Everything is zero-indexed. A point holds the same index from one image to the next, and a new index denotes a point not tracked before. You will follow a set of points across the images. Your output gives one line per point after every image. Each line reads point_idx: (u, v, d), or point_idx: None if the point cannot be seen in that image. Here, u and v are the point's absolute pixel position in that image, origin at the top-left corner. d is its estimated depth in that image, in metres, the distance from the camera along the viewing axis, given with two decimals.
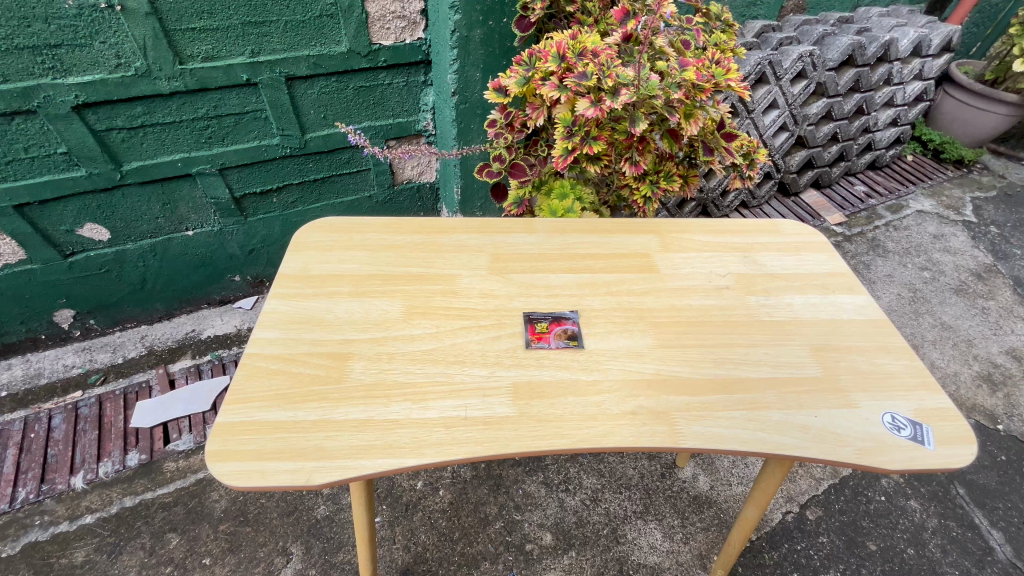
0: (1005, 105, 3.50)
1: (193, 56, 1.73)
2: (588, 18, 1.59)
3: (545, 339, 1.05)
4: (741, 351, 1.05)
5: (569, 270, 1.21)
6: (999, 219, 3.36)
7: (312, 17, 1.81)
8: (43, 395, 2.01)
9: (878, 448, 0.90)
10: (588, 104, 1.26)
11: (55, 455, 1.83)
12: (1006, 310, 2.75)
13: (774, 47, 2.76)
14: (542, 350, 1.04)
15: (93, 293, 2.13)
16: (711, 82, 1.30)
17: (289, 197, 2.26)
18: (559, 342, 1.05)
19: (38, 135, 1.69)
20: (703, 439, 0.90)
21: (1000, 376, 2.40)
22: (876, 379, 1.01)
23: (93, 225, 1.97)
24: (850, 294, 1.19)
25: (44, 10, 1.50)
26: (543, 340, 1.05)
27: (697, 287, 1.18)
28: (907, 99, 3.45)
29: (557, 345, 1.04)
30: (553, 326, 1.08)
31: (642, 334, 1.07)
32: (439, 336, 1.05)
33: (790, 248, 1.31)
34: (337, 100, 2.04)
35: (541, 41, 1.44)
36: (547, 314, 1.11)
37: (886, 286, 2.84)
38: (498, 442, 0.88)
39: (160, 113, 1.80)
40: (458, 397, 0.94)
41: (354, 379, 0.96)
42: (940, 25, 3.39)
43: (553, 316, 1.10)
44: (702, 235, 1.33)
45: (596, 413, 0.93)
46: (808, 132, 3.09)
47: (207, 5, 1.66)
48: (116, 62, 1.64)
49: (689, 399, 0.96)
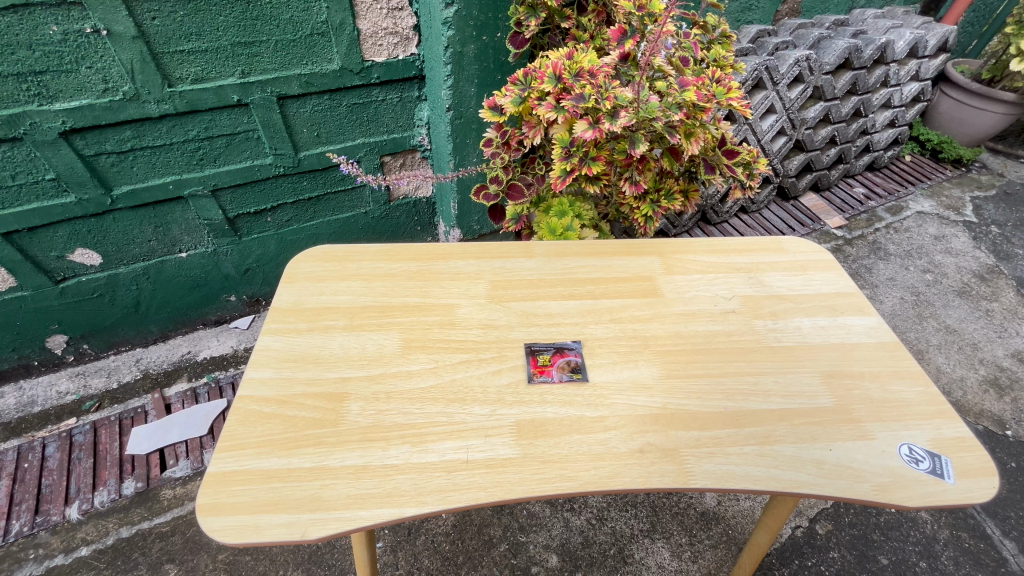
0: (1003, 104, 3.47)
1: (182, 78, 1.69)
2: (583, 34, 1.57)
3: (546, 373, 1.02)
4: (750, 380, 1.02)
5: (570, 296, 1.18)
6: (1000, 219, 3.34)
7: (303, 36, 1.77)
8: (36, 423, 1.97)
9: (896, 484, 0.87)
10: (587, 126, 1.22)
11: (50, 485, 1.79)
12: (1010, 312, 2.73)
13: (770, 53, 2.74)
14: (547, 383, 1.00)
15: (87, 318, 2.09)
16: (711, 101, 1.25)
17: (283, 215, 2.22)
18: (559, 377, 1.01)
19: (26, 162, 1.65)
20: (714, 478, 0.86)
21: (1007, 380, 2.38)
22: (891, 408, 0.98)
23: (84, 250, 1.93)
24: (861, 316, 1.15)
25: (28, 36, 1.46)
26: (545, 373, 1.02)
27: (702, 312, 1.15)
28: (904, 100, 3.43)
29: (559, 379, 1.01)
30: (555, 357, 1.05)
31: (647, 364, 1.04)
32: (438, 372, 1.01)
33: (797, 267, 1.27)
34: (330, 118, 2.01)
35: (537, 59, 1.41)
36: (548, 344, 1.07)
37: (888, 290, 2.82)
38: (500, 487, 0.84)
39: (150, 136, 1.77)
40: (459, 439, 0.90)
41: (350, 423, 0.92)
42: (936, 26, 3.38)
43: (554, 347, 1.07)
44: (705, 255, 1.30)
45: (602, 452, 0.89)
46: (805, 137, 3.07)
47: (195, 27, 1.62)
48: (103, 86, 1.61)
49: (699, 435, 0.92)
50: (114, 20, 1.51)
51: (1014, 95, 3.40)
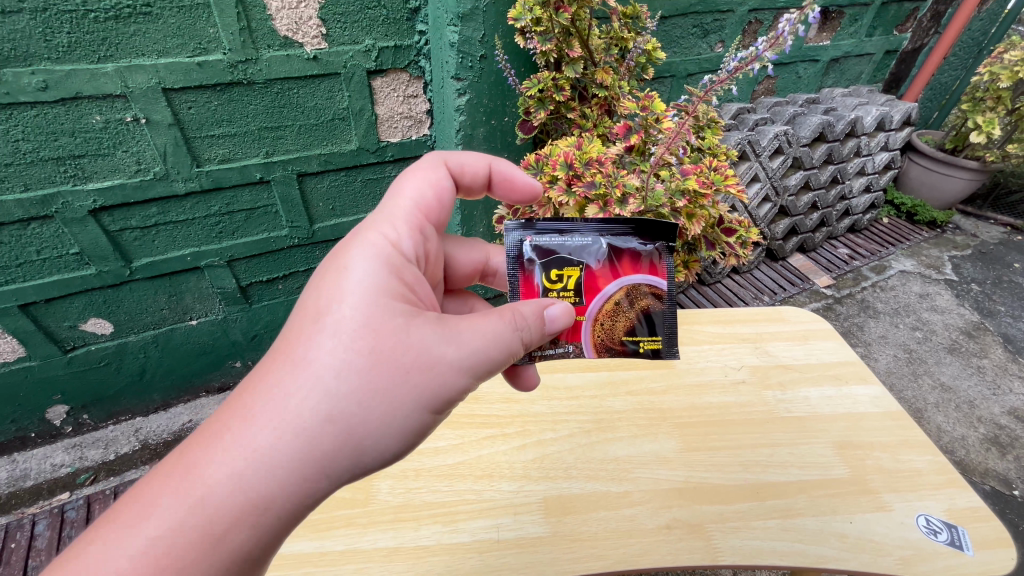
0: (968, 171, 3.71)
1: (210, 159, 1.73)
2: (587, 122, 1.72)
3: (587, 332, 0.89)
4: (766, 452, 1.05)
5: (587, 369, 1.23)
6: (979, 277, 3.50)
7: (325, 121, 1.84)
8: (27, 499, 1.91)
9: (918, 557, 0.89)
10: (597, 210, 1.33)
11: (38, 567, 1.71)
12: (1001, 368, 2.81)
13: (751, 128, 2.95)
14: (570, 354, 0.92)
15: (91, 387, 2.08)
16: (709, 188, 1.40)
17: (295, 282, 2.28)
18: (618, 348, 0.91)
19: (52, 238, 1.67)
20: (742, 554, 0.88)
21: (1007, 439, 2.42)
22: (904, 478, 1.01)
23: (96, 320, 1.92)
24: (864, 385, 1.21)
25: (72, 125, 1.50)
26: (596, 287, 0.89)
27: (714, 383, 1.20)
28: (877, 167, 3.66)
29: (599, 305, 0.89)
30: (620, 281, 0.89)
31: (667, 437, 1.07)
32: (464, 448, 1.04)
33: (798, 337, 1.34)
34: (346, 192, 2.08)
35: (547, 146, 1.53)
36: (611, 228, 0.89)
37: (881, 348, 2.90)
38: (534, 568, 0.85)
39: (174, 212, 1.80)
40: (489, 517, 0.92)
41: (380, 502, 0.94)
42: (898, 103, 3.64)
43: (625, 236, 0.89)
44: (711, 325, 1.36)
45: (630, 528, 0.91)
46: (789, 203, 3.26)
47: (227, 114, 1.67)
48: (136, 168, 1.65)
49: (723, 509, 0.95)
50: (153, 110, 1.55)
51: (977, 163, 3.64)
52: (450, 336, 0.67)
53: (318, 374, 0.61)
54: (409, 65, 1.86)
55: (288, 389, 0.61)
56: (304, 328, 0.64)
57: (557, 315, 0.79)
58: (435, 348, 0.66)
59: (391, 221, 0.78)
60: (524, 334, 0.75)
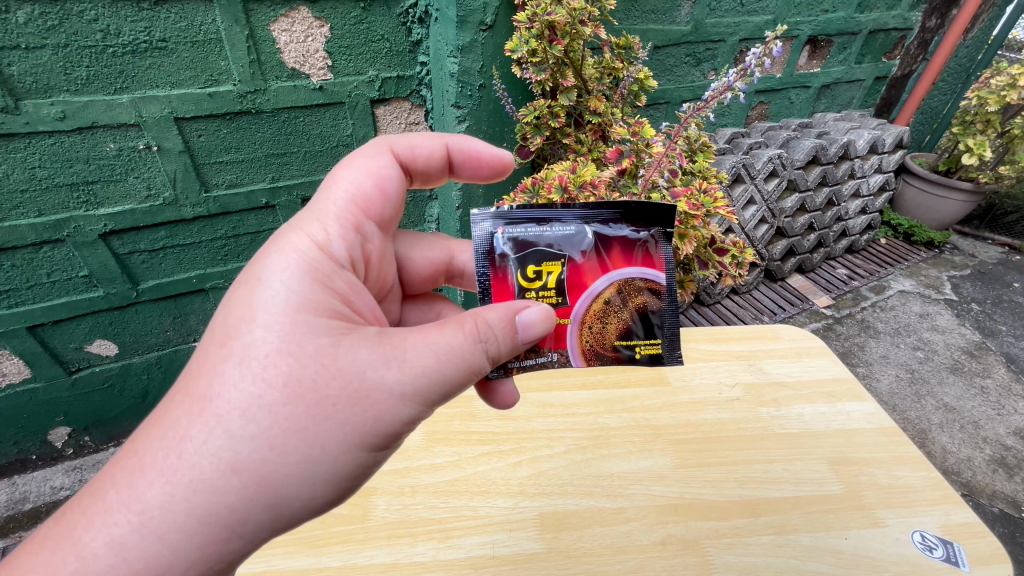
0: (962, 192, 3.75)
1: (217, 184, 1.79)
2: (582, 148, 1.77)
3: (573, 334, 0.89)
4: (761, 468, 1.06)
5: (583, 386, 1.24)
6: (978, 296, 3.52)
7: (329, 147, 1.90)
8: (26, 522, 1.92)
9: (914, 573, 0.89)
10: None
11: None
12: (1004, 388, 2.80)
13: (745, 151, 3.02)
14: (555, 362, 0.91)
15: (93, 409, 2.09)
16: (699, 210, 1.45)
17: None
18: (606, 351, 0.90)
19: (62, 262, 1.71)
20: (737, 570, 0.88)
21: (1014, 460, 2.40)
22: (899, 494, 1.02)
23: (102, 342, 1.94)
24: (857, 402, 1.22)
25: (87, 153, 1.55)
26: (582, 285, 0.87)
27: (708, 400, 1.21)
28: (871, 190, 3.72)
29: (586, 305, 0.88)
30: (609, 276, 0.88)
31: (662, 454, 1.08)
32: (460, 465, 1.05)
33: (792, 354, 1.36)
34: None
35: (543, 170, 1.57)
36: (597, 215, 0.88)
37: (882, 368, 2.90)
38: None
39: (182, 235, 1.84)
40: (484, 533, 0.93)
41: (377, 518, 0.95)
42: (889, 127, 3.71)
43: (614, 224, 0.88)
44: (706, 343, 1.38)
45: (625, 544, 0.92)
46: (786, 224, 3.30)
47: (235, 141, 1.73)
48: (146, 193, 1.70)
49: (718, 525, 0.95)
50: (165, 138, 1.61)
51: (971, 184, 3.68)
52: (383, 361, 0.67)
53: (231, 411, 0.62)
54: (410, 94, 1.93)
55: (196, 431, 0.62)
56: (217, 358, 0.65)
57: (532, 320, 0.76)
58: (366, 374, 0.65)
59: (322, 220, 0.75)
60: (489, 345, 0.73)
